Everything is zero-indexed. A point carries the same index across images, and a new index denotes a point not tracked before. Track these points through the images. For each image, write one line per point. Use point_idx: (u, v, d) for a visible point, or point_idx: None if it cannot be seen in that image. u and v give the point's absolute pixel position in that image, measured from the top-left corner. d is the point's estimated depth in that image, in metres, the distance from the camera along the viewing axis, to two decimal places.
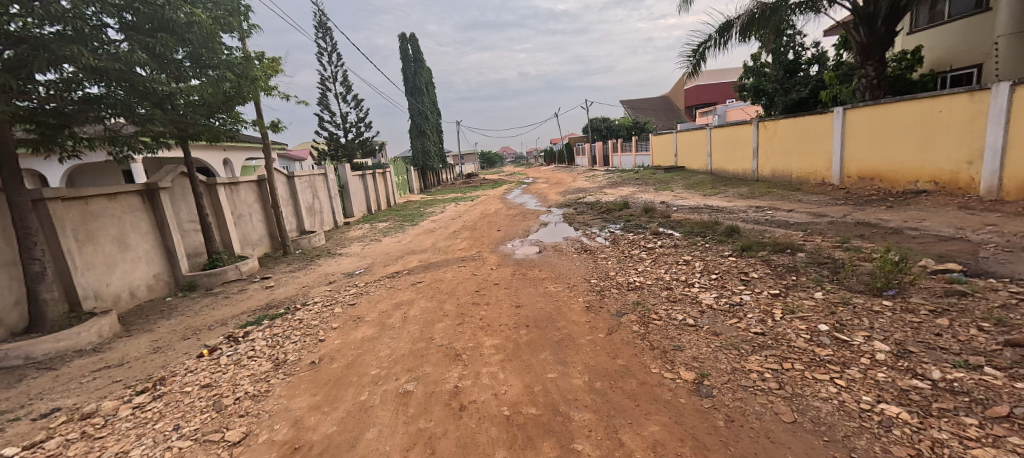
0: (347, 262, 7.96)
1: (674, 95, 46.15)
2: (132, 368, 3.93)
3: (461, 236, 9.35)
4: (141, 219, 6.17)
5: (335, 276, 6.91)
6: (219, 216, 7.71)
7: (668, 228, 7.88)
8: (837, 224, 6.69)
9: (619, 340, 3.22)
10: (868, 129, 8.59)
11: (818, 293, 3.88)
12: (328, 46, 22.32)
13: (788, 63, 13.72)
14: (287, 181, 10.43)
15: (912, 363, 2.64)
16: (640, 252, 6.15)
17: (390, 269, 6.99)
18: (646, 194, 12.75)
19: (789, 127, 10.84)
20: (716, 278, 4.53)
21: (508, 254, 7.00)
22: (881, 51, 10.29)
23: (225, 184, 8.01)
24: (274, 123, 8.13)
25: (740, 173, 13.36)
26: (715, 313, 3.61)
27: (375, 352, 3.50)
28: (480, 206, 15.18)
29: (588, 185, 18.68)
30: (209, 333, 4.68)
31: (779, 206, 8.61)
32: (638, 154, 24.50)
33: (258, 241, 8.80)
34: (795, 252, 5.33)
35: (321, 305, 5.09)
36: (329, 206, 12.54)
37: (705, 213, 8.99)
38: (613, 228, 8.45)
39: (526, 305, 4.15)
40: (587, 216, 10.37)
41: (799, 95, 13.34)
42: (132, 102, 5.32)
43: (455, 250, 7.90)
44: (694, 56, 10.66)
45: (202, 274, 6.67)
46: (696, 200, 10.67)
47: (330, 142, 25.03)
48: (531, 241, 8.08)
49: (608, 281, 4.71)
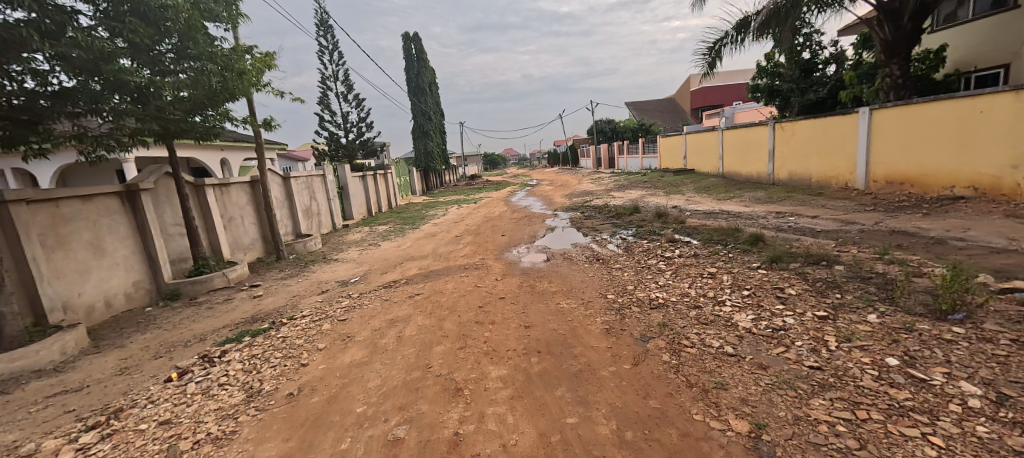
0: (342, 269, 7.48)
1: (680, 97, 45.68)
2: (90, 395, 3.48)
3: (464, 242, 8.87)
4: (119, 222, 5.73)
5: (328, 285, 6.45)
6: (207, 219, 7.25)
7: (684, 235, 7.38)
8: (869, 234, 6.20)
9: (649, 374, 2.73)
10: (896, 131, 8.10)
11: (872, 317, 3.37)
12: (330, 45, 21.91)
13: (804, 63, 13.21)
14: (283, 182, 9.98)
15: (1017, 414, 2.14)
16: (657, 262, 5.65)
17: (387, 278, 6.51)
18: (656, 198, 12.24)
19: (808, 128, 10.31)
20: (749, 295, 4.02)
21: (514, 263, 6.51)
22: (907, 49, 9.77)
23: (214, 185, 7.57)
24: (267, 121, 7.71)
25: (754, 177, 12.83)
26: (758, 339, 3.11)
27: (363, 383, 3.01)
28: (484, 209, 14.70)
29: (595, 187, 18.19)
30: (183, 352, 4.22)
31: (801, 213, 8.10)
32: (644, 156, 23.97)
33: (250, 245, 8.35)
34: (831, 265, 4.82)
35: (309, 319, 4.62)
36: (327, 208, 12.09)
37: (722, 218, 8.48)
38: (625, 235, 7.97)
39: (536, 325, 3.67)
40: (596, 221, 9.89)
41: (817, 96, 12.81)
42: (106, 96, 4.86)
43: (457, 257, 7.42)
44: (710, 54, 10.15)
45: (187, 282, 6.21)
46: (710, 204, 10.16)
47: (332, 142, 24.64)
48: (537, 248, 7.60)
49: (627, 297, 4.22)
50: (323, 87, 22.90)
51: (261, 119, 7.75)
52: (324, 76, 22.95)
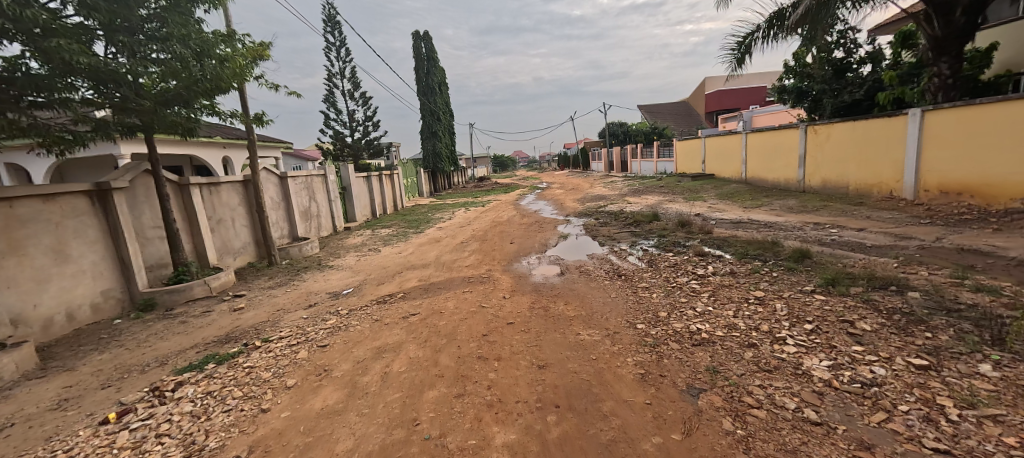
0: (337, 278, 6.85)
1: (694, 101, 44.72)
2: (8, 439, 2.86)
3: (469, 249, 8.19)
4: (87, 225, 5.16)
5: (318, 297, 5.82)
6: (191, 221, 6.65)
7: (713, 247, 6.63)
8: (932, 252, 5.42)
9: (710, 452, 2.01)
10: (953, 135, 7.26)
11: (988, 368, 2.62)
12: (338, 40, 21.45)
13: (837, 62, 12.33)
14: (280, 182, 9.42)
15: None
16: (688, 281, 4.92)
17: (382, 291, 5.86)
18: (676, 204, 11.45)
19: (847, 131, 9.47)
20: (814, 331, 3.29)
21: (524, 277, 5.80)
22: (958, 46, 8.89)
23: (202, 184, 7.00)
24: (259, 115, 7.14)
25: (781, 183, 11.98)
26: (845, 400, 2.40)
27: (328, 446, 2.32)
28: (492, 213, 14.06)
29: (608, 192, 17.40)
30: (136, 381, 3.60)
31: (844, 225, 7.32)
32: (659, 160, 23.11)
33: (242, 249, 7.76)
34: (903, 292, 4.07)
35: (285, 343, 3.96)
36: (328, 210, 11.51)
37: (754, 229, 7.69)
38: (645, 246, 7.24)
39: (553, 365, 2.97)
40: (612, 229, 9.15)
41: (852, 97, 11.90)
42: (64, 82, 4.25)
43: (461, 268, 6.74)
44: (739, 50, 9.37)
45: (163, 291, 5.61)
46: (737, 212, 9.36)
47: (338, 141, 24.17)
48: (549, 259, 6.89)
49: (662, 327, 3.49)
50: (330, 84, 22.40)
51: (252, 115, 7.17)
52: (331, 73, 22.44)
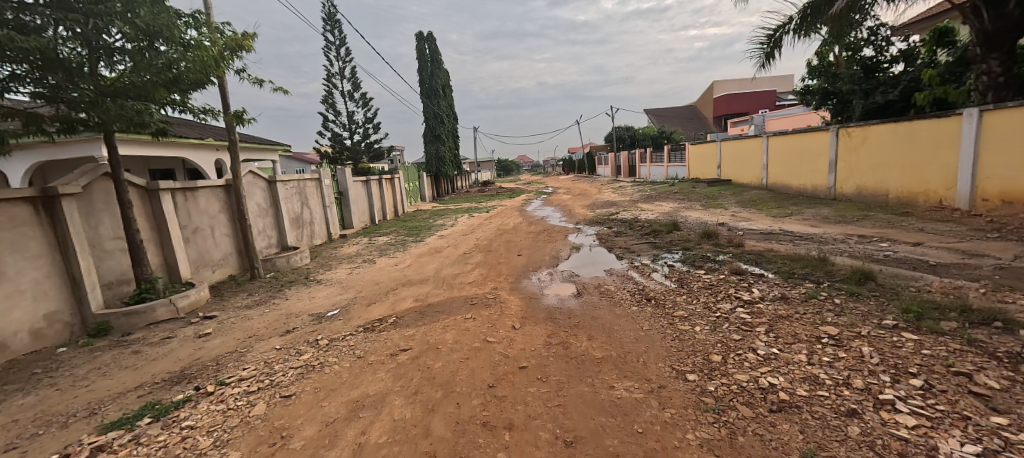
0: (323, 295, 6.06)
1: (702, 105, 43.90)
2: None
3: (472, 262, 7.40)
4: (28, 236, 4.42)
5: (298, 321, 5.04)
6: (160, 231, 5.91)
7: (751, 263, 5.80)
8: (1016, 274, 4.60)
9: None
10: (1016, 137, 6.43)
11: None
12: (336, 40, 20.77)
13: (866, 61, 11.65)
14: (268, 186, 8.68)
15: None
16: (734, 308, 4.10)
17: (372, 314, 5.07)
18: (696, 213, 10.62)
19: (887, 134, 8.65)
20: (928, 392, 2.48)
21: (535, 298, 5.00)
22: (1011, 41, 7.97)
23: (176, 189, 6.27)
24: (236, 113, 6.41)
25: (807, 189, 11.17)
26: None
27: None
28: (497, 219, 13.31)
29: (618, 198, 16.58)
30: (50, 442, 2.84)
31: (894, 238, 6.52)
32: (670, 164, 22.31)
33: (222, 261, 7.02)
34: (1016, 331, 3.25)
35: (244, 389, 3.19)
36: (322, 216, 10.78)
37: (791, 242, 6.88)
38: (670, 260, 6.44)
39: (586, 444, 2.17)
40: (629, 240, 8.36)
41: (885, 97, 11.02)
42: None
43: (462, 285, 5.94)
44: (768, 44, 8.58)
45: (119, 314, 4.85)
46: (767, 222, 8.54)
47: (337, 143, 23.55)
48: (562, 275, 6.10)
49: (723, 380, 2.69)
50: (329, 85, 21.76)
51: (230, 113, 6.42)
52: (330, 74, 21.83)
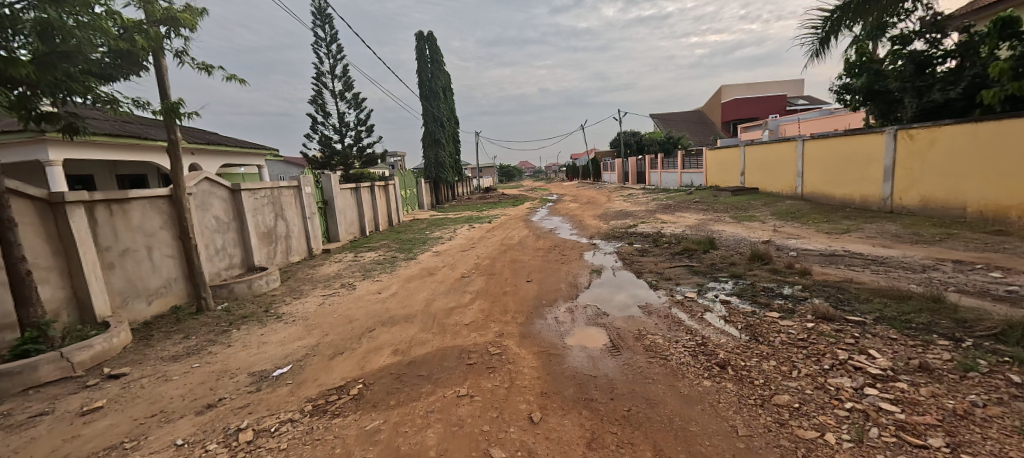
0: (275, 340, 4.66)
1: (710, 109, 42.57)
2: None
3: (470, 291, 6.02)
4: None
5: (228, 385, 3.65)
6: (69, 257, 4.58)
7: (837, 301, 4.41)
8: None
9: None
10: None
11: None
12: (327, 36, 19.44)
13: (916, 55, 10.32)
14: (231, 196, 7.32)
15: None
16: (864, 389, 2.71)
17: (334, 375, 3.70)
18: (729, 227, 9.24)
19: (966, 136, 7.30)
20: None
21: (556, 357, 3.61)
22: None
23: (100, 201, 4.95)
24: (171, 106, 5.06)
25: (855, 199, 9.79)
26: None
27: None
28: (501, 231, 11.96)
29: (633, 208, 15.15)
30: None
31: (1005, 265, 5.14)
32: (684, 171, 20.99)
33: (162, 289, 5.66)
34: None
35: None
36: (300, 229, 9.42)
37: (873, 269, 5.47)
38: (722, 293, 5.06)
39: None
40: (658, 261, 6.96)
41: (944, 96, 9.76)
42: None
43: (457, 328, 4.56)
44: (824, 29, 7.26)
45: None
46: (824, 240, 7.18)
47: (326, 147, 22.32)
48: (587, 314, 4.74)
49: None
50: (318, 85, 20.48)
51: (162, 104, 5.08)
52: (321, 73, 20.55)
